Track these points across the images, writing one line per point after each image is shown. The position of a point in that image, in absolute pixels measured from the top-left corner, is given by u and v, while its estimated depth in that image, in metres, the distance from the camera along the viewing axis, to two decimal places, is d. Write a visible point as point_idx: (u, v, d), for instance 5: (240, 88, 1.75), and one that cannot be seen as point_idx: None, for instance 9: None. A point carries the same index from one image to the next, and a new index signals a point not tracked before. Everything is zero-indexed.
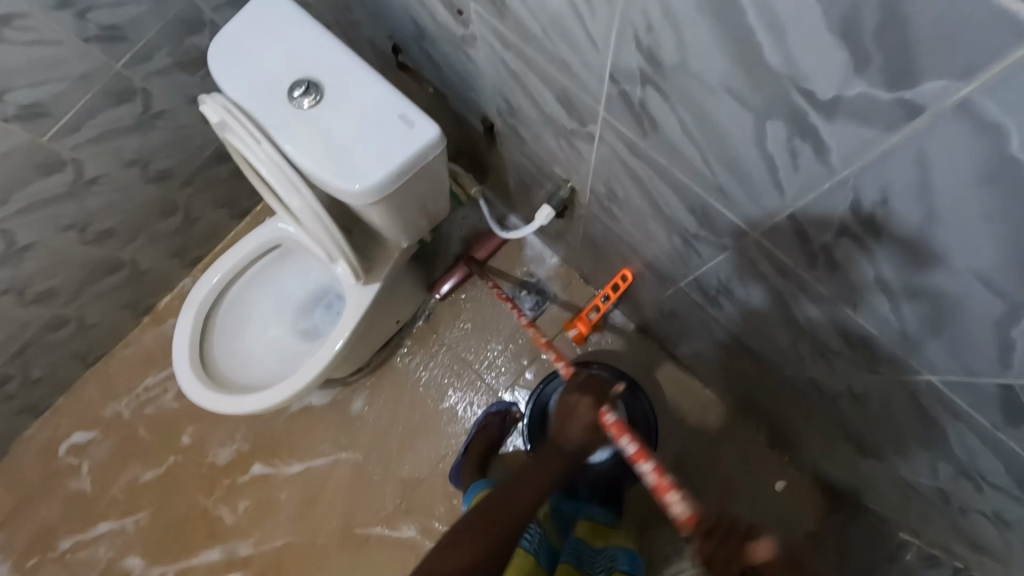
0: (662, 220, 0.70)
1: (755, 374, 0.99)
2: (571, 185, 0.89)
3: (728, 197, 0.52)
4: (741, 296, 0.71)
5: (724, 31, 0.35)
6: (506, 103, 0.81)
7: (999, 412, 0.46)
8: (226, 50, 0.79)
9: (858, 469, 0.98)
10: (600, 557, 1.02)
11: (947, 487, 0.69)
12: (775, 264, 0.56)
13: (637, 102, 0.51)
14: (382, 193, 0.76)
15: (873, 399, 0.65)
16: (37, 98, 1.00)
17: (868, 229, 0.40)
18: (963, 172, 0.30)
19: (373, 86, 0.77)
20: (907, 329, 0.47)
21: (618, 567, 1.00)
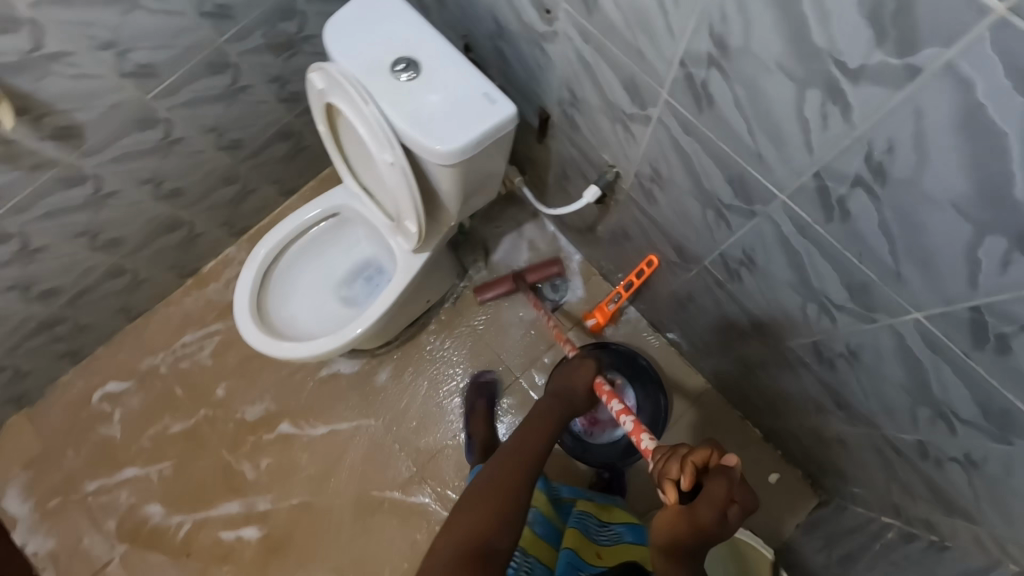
0: (698, 196, 0.84)
1: (759, 355, 1.12)
2: (616, 170, 1.03)
3: (766, 164, 0.66)
4: (761, 265, 0.84)
5: (783, 19, 0.50)
6: (570, 94, 0.95)
7: (969, 336, 0.59)
8: (341, 26, 0.93)
9: (847, 446, 1.09)
10: (605, 528, 1.10)
11: (926, 439, 0.81)
12: (796, 224, 0.69)
13: (698, 82, 0.65)
14: (462, 156, 0.90)
15: (867, 354, 0.78)
16: (151, 60, 1.13)
17: (876, 176, 0.53)
18: (946, 118, 0.44)
19: (462, 67, 0.91)
20: (901, 270, 0.60)
21: (622, 538, 1.08)
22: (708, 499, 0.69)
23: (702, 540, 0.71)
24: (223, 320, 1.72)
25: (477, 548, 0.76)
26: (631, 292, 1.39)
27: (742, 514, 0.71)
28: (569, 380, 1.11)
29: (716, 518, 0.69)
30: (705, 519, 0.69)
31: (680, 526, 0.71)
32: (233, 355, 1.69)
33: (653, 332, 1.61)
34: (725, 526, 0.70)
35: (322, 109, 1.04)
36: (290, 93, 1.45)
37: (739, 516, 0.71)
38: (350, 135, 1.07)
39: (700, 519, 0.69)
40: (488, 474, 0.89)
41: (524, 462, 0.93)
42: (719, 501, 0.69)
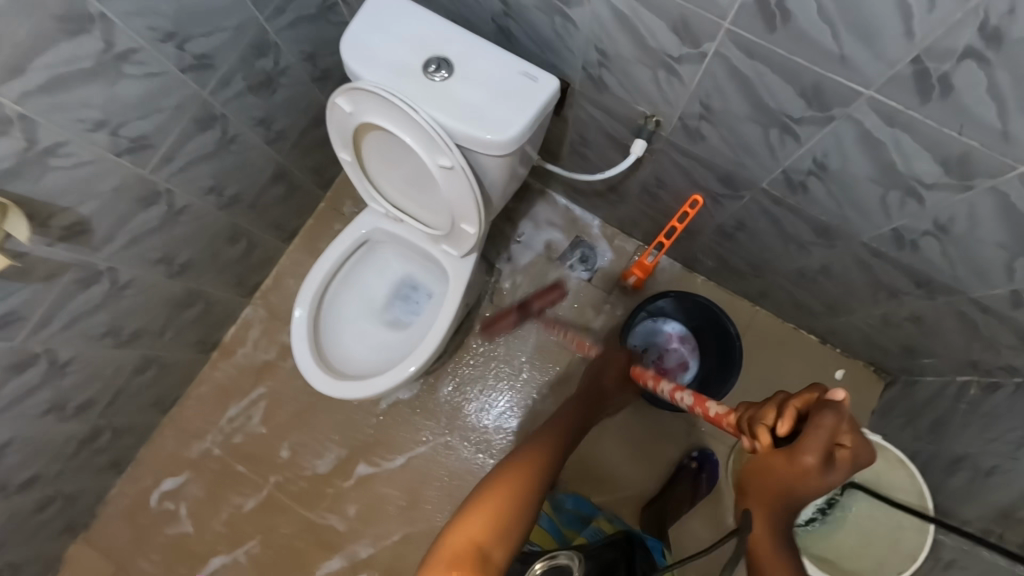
0: (761, 119, 0.86)
1: (821, 261, 1.16)
2: (656, 117, 1.02)
3: (853, 64, 0.68)
4: (835, 168, 0.86)
5: None
6: (598, 54, 0.94)
7: None
8: (357, 42, 0.89)
9: (922, 321, 1.15)
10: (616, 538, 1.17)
11: (1021, 286, 0.87)
12: (883, 115, 0.72)
13: (773, 1, 0.66)
14: (522, 141, 0.88)
15: (959, 222, 0.82)
16: (144, 130, 1.05)
17: (991, 42, 0.57)
18: None
19: (494, 54, 0.89)
20: (1010, 127, 0.64)
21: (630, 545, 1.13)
22: (814, 436, 0.59)
23: (806, 489, 0.61)
24: (262, 383, 1.65)
25: (475, 554, 0.69)
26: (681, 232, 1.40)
27: (848, 468, 0.61)
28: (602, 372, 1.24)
29: (819, 461, 0.59)
30: (806, 461, 0.59)
31: (780, 471, 0.62)
32: (284, 414, 1.62)
33: (689, 272, 1.64)
34: (829, 472, 0.60)
35: (349, 132, 1.00)
36: (276, 132, 1.38)
37: (845, 468, 0.60)
38: (383, 152, 1.03)
39: (802, 463, 0.60)
40: (506, 470, 0.82)
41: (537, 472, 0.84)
42: (820, 442, 0.59)
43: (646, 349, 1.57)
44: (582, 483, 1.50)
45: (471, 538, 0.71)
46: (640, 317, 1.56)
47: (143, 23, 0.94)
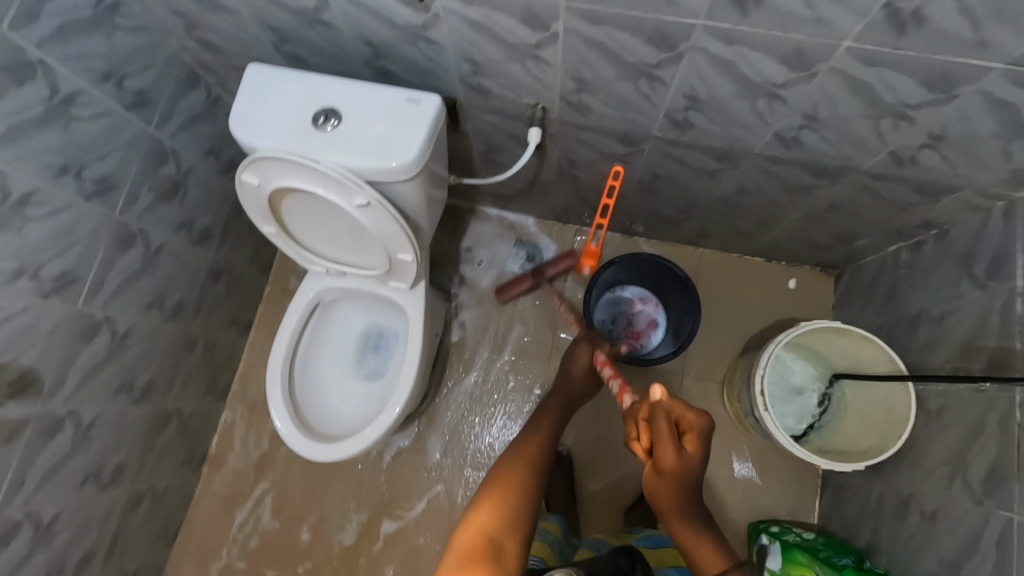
0: (627, 74, 0.94)
1: (734, 186, 1.25)
2: (541, 106, 1.10)
3: (677, 3, 0.76)
4: (707, 96, 0.95)
5: None
6: (470, 64, 1.01)
7: (888, 29, 0.73)
8: (244, 117, 0.93)
9: (838, 208, 1.25)
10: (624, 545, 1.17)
11: (897, 145, 0.96)
12: (720, 36, 0.81)
13: None
14: (424, 159, 0.93)
15: (824, 107, 0.91)
16: (66, 266, 1.06)
17: None
18: None
19: (373, 88, 0.94)
20: (818, 12, 0.73)
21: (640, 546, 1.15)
22: (665, 444, 0.75)
23: (683, 474, 0.76)
24: (263, 479, 1.61)
25: (486, 547, 0.78)
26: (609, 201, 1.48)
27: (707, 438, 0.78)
28: (568, 366, 1.20)
29: (676, 457, 0.75)
30: (668, 458, 0.75)
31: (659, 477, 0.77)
32: (294, 502, 1.59)
33: (630, 238, 1.72)
34: (688, 460, 0.76)
35: (265, 205, 1.04)
36: (198, 232, 1.40)
37: (700, 443, 0.77)
38: (304, 212, 1.07)
39: (664, 458, 0.76)
40: (506, 463, 0.92)
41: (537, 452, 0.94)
42: (669, 437, 0.75)
43: (614, 320, 1.62)
44: (597, 463, 1.54)
45: (481, 533, 0.80)
46: (599, 291, 1.63)
47: (33, 164, 0.96)
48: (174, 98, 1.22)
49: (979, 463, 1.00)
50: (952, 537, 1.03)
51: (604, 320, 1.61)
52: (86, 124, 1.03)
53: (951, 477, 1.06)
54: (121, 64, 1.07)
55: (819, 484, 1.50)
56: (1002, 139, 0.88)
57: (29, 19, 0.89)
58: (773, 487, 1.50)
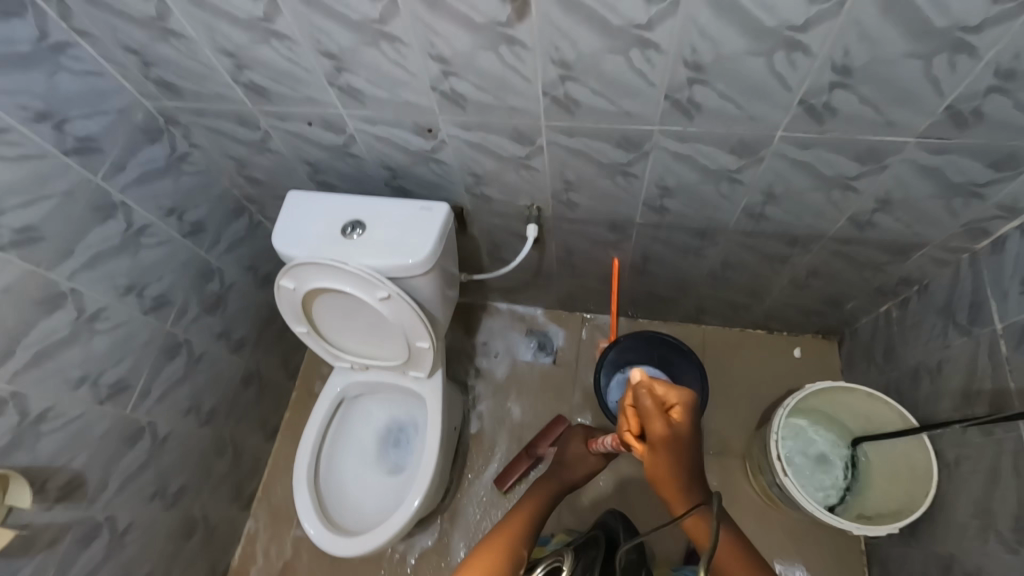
0: (605, 172, 1.11)
1: (718, 261, 1.37)
2: (536, 206, 1.27)
3: (635, 114, 0.94)
4: (676, 184, 1.10)
5: (596, 29, 0.80)
6: (473, 176, 1.20)
7: (810, 119, 0.88)
8: (284, 231, 1.10)
9: (819, 274, 1.35)
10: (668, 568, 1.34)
11: (851, 211, 1.09)
12: (675, 137, 0.98)
13: (563, 97, 0.93)
14: (437, 255, 1.07)
15: (778, 185, 1.05)
16: (121, 374, 1.18)
17: (698, 70, 0.83)
18: (704, 10, 0.74)
19: (392, 200, 1.11)
20: (750, 112, 0.89)
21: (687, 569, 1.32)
22: (653, 417, 0.82)
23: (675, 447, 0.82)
24: None
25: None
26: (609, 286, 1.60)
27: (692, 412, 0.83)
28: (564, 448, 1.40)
29: (665, 428, 0.81)
30: (657, 432, 0.82)
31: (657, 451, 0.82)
32: None
33: (634, 320, 1.82)
34: (681, 431, 0.82)
35: (299, 306, 1.18)
36: (236, 340, 1.53)
37: (687, 415, 0.82)
38: (332, 311, 1.20)
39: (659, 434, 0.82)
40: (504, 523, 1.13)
41: (529, 514, 1.15)
42: (656, 412, 0.82)
43: None
44: None
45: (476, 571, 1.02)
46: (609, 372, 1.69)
47: (105, 285, 1.12)
48: (223, 225, 1.42)
49: (1007, 512, 0.98)
50: None
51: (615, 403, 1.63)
52: (151, 251, 1.22)
53: (985, 530, 1.03)
54: (183, 200, 1.28)
55: (864, 560, 1.42)
56: (941, 199, 1.00)
57: (117, 171, 1.11)
58: (815, 567, 1.43)
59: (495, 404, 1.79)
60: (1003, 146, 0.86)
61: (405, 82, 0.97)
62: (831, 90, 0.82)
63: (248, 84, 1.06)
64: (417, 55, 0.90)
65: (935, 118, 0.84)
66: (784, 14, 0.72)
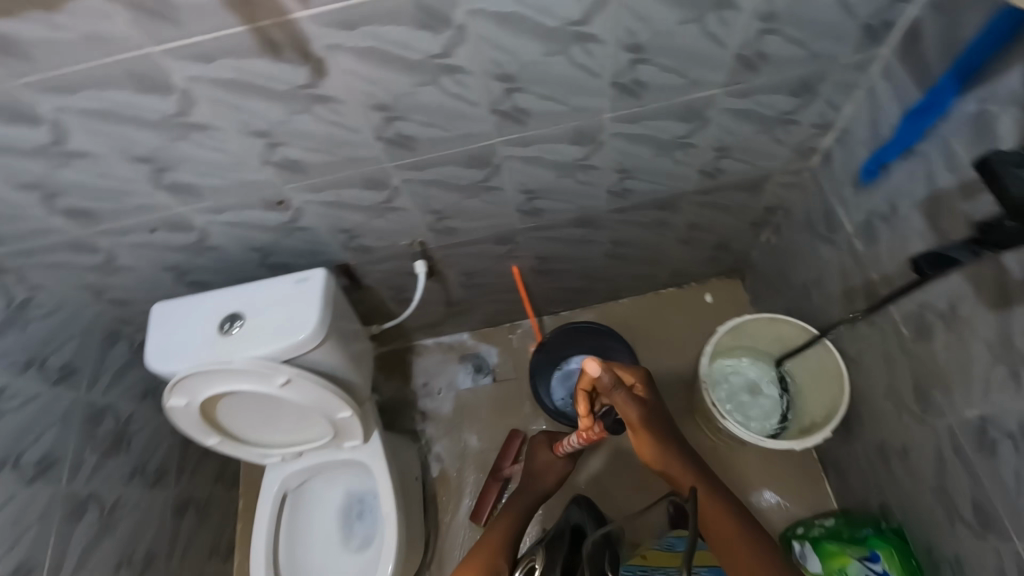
0: (468, 193, 1.12)
1: (607, 241, 1.42)
2: (417, 241, 1.26)
3: (470, 134, 0.95)
4: (537, 185, 1.13)
5: (397, 67, 0.80)
6: (344, 232, 1.17)
7: (627, 97, 0.93)
8: (157, 349, 1.03)
9: (699, 225, 1.42)
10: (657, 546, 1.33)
11: (699, 164, 1.16)
12: (518, 143, 1.00)
13: (397, 137, 0.93)
14: (325, 324, 1.03)
15: (627, 160, 1.10)
16: (17, 559, 1.07)
17: (510, 80, 0.85)
18: (489, 26, 0.76)
19: (264, 282, 1.06)
20: (573, 104, 0.93)
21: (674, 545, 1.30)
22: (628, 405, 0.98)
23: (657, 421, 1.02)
24: None
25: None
26: (521, 292, 1.62)
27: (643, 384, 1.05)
28: (532, 460, 1.40)
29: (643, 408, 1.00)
30: (636, 416, 0.97)
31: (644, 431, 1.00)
32: None
33: (557, 316, 1.84)
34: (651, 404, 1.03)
35: (200, 418, 1.10)
36: (153, 473, 1.41)
37: (647, 390, 1.05)
38: (238, 412, 1.13)
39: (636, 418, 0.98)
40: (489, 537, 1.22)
41: (514, 519, 1.27)
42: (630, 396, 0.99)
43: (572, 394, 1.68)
44: None
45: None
46: (547, 373, 1.71)
47: None
48: (99, 357, 1.30)
49: (906, 389, 1.08)
50: (925, 466, 1.07)
51: (560, 402, 1.66)
52: (15, 415, 1.10)
53: (896, 410, 1.13)
54: (40, 348, 1.16)
55: (820, 466, 1.52)
56: (766, 132, 1.09)
57: None
58: (784, 492, 1.51)
59: (450, 440, 1.76)
60: (796, 74, 0.95)
61: (234, 164, 0.93)
62: (632, 67, 0.87)
63: (69, 210, 0.98)
64: (234, 135, 0.87)
65: (730, 67, 0.91)
66: (561, 13, 0.76)
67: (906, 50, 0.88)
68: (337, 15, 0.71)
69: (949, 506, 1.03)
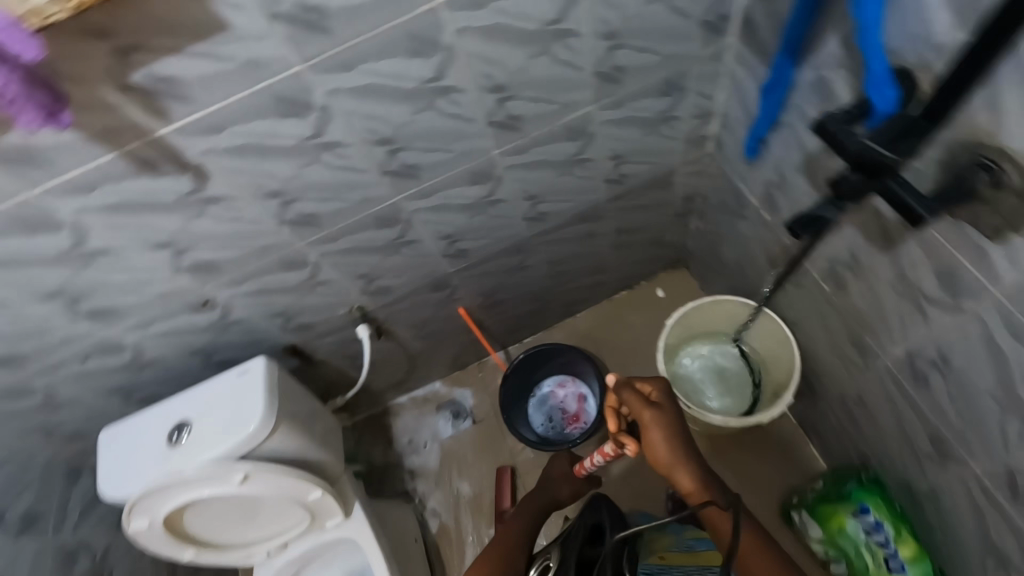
0: (389, 251, 1.14)
1: (543, 262, 1.45)
2: (356, 307, 1.28)
3: (370, 197, 0.98)
4: (454, 229, 1.16)
5: (276, 155, 0.83)
6: (279, 315, 1.19)
7: (508, 131, 0.98)
8: (109, 475, 1.02)
9: (626, 228, 1.47)
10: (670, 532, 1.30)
11: (603, 175, 1.21)
12: (421, 195, 1.03)
13: (300, 216, 0.96)
14: (273, 411, 1.04)
15: (532, 186, 1.14)
16: None
17: (390, 141, 0.89)
18: (353, 101, 0.80)
19: (206, 384, 1.06)
20: (459, 149, 0.97)
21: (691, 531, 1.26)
22: (642, 408, 1.04)
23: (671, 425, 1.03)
24: None
25: None
26: (477, 330, 1.64)
27: (665, 392, 1.06)
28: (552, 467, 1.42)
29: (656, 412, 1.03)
30: (649, 418, 1.03)
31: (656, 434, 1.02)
32: None
33: (522, 343, 1.86)
34: (667, 413, 1.04)
35: (170, 534, 1.09)
36: None
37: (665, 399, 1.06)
38: (209, 519, 1.12)
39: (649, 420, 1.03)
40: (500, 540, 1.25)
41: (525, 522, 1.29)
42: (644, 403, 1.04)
43: (550, 418, 1.69)
44: None
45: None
46: (522, 404, 1.71)
47: None
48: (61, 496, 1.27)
49: (843, 340, 1.11)
50: (881, 409, 1.10)
51: (541, 427, 1.68)
52: None
53: (842, 362, 1.16)
54: None
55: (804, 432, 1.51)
56: (654, 132, 1.14)
57: None
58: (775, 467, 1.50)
59: (443, 492, 1.74)
60: (659, 76, 1.01)
61: (147, 278, 0.95)
62: (503, 105, 0.92)
63: None
64: (138, 251, 0.89)
65: (595, 84, 0.96)
66: (417, 74, 0.80)
67: (748, 35, 0.95)
68: (201, 122, 0.74)
69: (911, 442, 1.05)
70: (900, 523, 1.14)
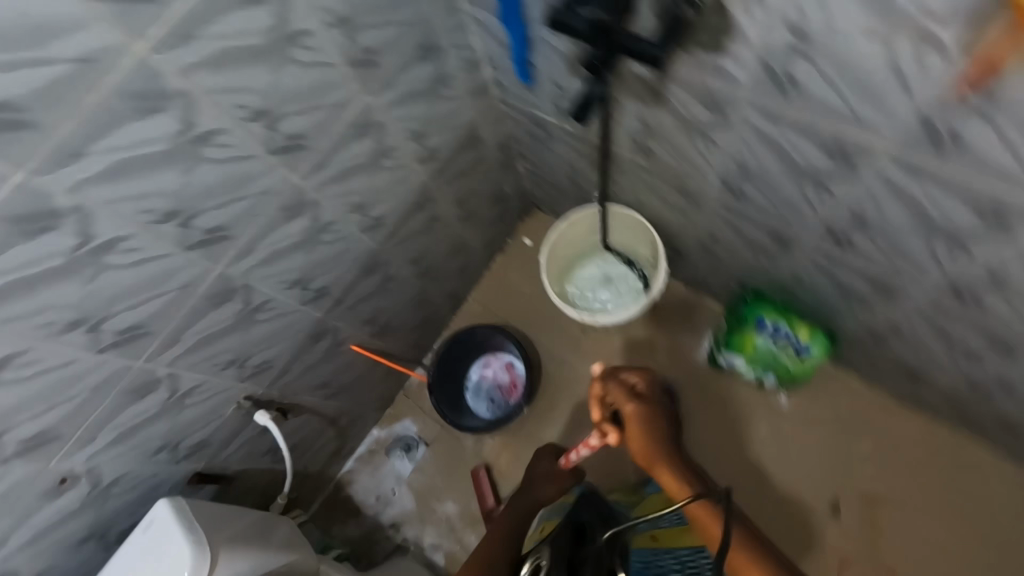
0: (244, 326, 1.06)
1: (407, 265, 1.44)
2: (244, 398, 1.18)
3: (189, 280, 0.91)
4: (300, 273, 1.10)
5: (50, 281, 0.75)
6: (161, 446, 1.07)
7: (295, 153, 0.94)
8: None
9: (466, 198, 1.50)
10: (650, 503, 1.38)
11: (414, 158, 1.22)
12: (244, 254, 0.97)
13: (119, 333, 0.87)
14: (200, 545, 0.93)
15: (353, 198, 1.12)
16: None
17: (174, 214, 0.82)
18: (107, 187, 0.73)
19: (118, 556, 0.97)
20: (256, 191, 0.92)
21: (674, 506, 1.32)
22: (625, 400, 1.26)
23: (649, 418, 1.26)
24: None
25: None
26: (383, 360, 1.58)
27: (645, 384, 1.29)
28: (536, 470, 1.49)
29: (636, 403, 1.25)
30: (631, 410, 1.25)
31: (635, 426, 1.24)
32: None
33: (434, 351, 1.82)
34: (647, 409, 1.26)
35: None
36: None
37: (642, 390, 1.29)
38: None
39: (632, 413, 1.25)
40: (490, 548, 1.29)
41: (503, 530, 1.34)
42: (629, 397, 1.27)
43: (491, 400, 1.69)
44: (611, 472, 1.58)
45: None
46: (460, 404, 1.70)
47: None
48: None
49: (675, 197, 1.24)
50: (731, 237, 1.25)
51: (486, 412, 1.68)
52: None
53: (683, 216, 1.30)
54: None
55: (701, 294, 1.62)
56: (437, 99, 1.17)
57: None
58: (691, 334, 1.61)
59: (432, 523, 1.68)
60: (411, 45, 1.03)
61: None
62: (273, 130, 0.88)
63: None
64: None
65: (354, 74, 0.95)
66: (161, 132, 0.74)
67: None
68: None
69: (763, 250, 1.21)
70: (784, 311, 1.36)
